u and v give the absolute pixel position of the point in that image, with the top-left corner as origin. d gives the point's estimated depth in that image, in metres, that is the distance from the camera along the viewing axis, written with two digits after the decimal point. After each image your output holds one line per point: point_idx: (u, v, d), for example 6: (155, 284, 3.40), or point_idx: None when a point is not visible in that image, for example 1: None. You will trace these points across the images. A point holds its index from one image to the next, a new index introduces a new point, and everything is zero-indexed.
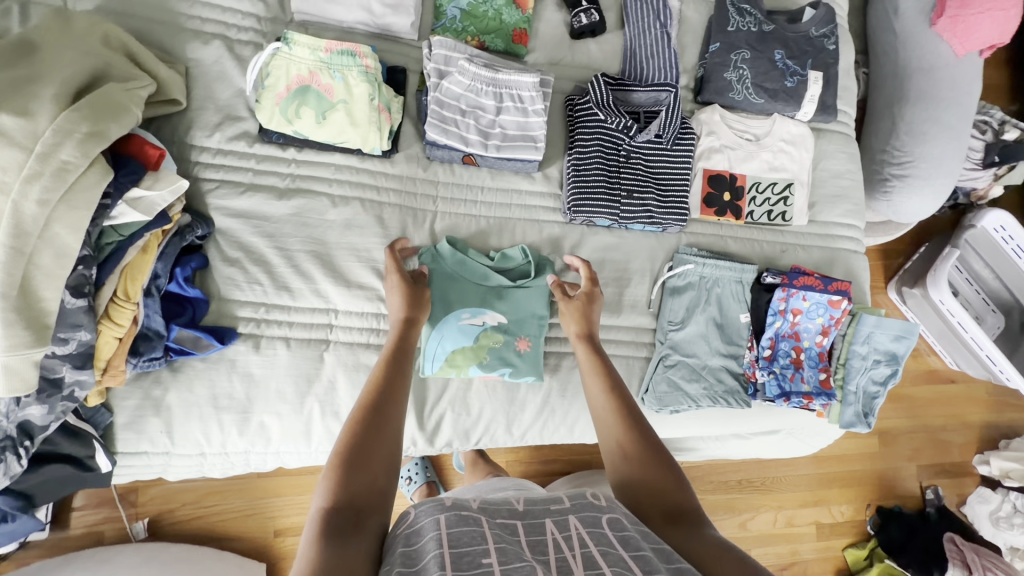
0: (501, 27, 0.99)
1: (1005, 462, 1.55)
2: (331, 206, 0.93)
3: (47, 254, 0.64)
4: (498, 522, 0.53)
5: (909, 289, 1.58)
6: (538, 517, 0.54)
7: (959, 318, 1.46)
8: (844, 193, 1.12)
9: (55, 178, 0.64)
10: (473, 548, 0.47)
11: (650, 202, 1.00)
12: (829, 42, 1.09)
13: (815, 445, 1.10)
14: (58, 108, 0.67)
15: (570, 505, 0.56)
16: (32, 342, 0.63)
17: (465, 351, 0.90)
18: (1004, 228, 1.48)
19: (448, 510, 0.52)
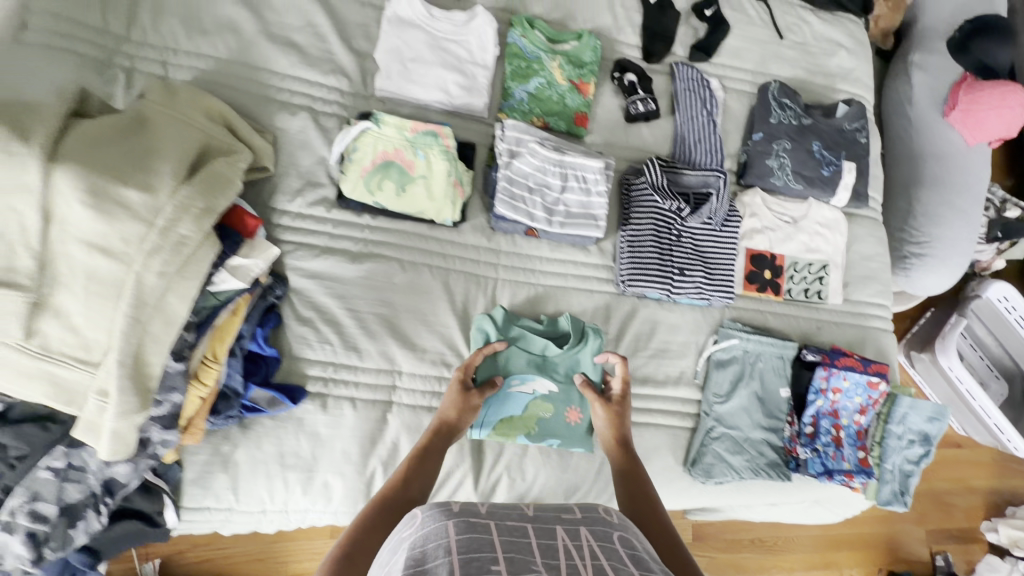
0: (564, 110, 1.07)
1: (1014, 530, 1.58)
2: (401, 271, 0.97)
3: (158, 322, 0.68)
4: (508, 526, 0.51)
5: (918, 354, 1.63)
6: (549, 522, 0.53)
7: (968, 386, 1.51)
8: (874, 275, 1.19)
9: (174, 252, 0.68)
10: (483, 554, 0.45)
11: (699, 278, 1.06)
12: (860, 135, 1.18)
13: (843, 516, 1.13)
14: (177, 182, 0.72)
15: (581, 517, 0.55)
16: (138, 407, 0.66)
17: (514, 420, 0.95)
18: (1008, 298, 1.55)
19: (455, 517, 0.50)
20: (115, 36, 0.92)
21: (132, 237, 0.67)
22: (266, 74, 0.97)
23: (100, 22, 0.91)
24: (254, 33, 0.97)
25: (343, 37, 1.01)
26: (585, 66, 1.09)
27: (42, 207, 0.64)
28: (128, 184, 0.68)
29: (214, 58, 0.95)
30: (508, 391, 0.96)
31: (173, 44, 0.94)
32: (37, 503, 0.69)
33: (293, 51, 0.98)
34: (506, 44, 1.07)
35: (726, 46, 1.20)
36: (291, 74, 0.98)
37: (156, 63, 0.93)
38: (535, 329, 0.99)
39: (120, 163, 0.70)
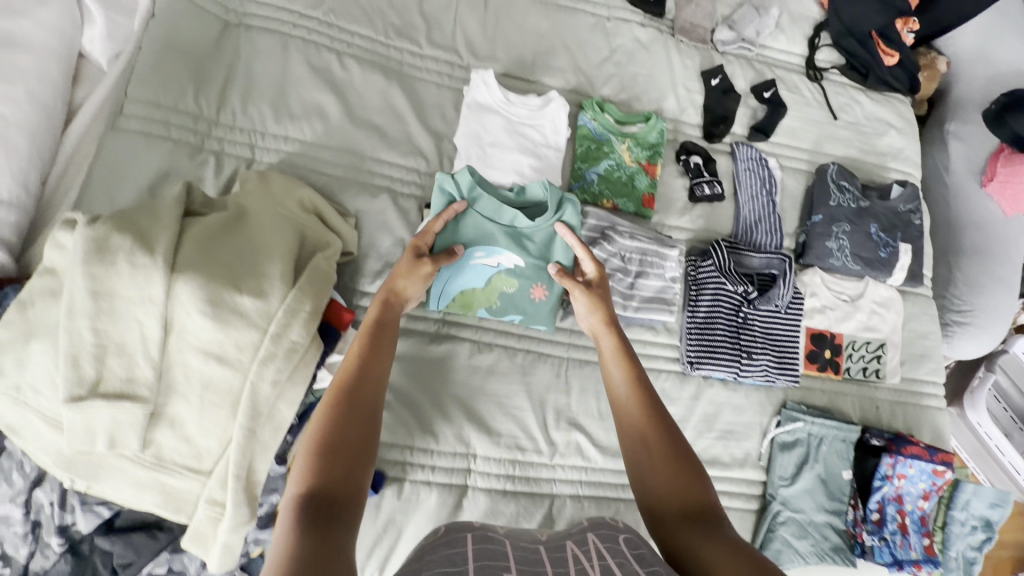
0: (632, 192, 1.09)
1: None
2: (476, 352, 0.98)
3: (268, 429, 0.68)
4: (520, 544, 0.61)
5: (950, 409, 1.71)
6: (560, 540, 0.62)
7: (996, 442, 1.58)
8: (929, 352, 1.21)
9: (286, 359, 0.69)
10: (496, 562, 0.54)
11: (763, 359, 1.08)
12: (915, 216, 1.21)
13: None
14: (286, 286, 0.73)
15: (588, 525, 0.65)
16: (248, 516, 0.67)
17: (476, 291, 0.96)
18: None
19: (472, 532, 0.61)
20: (206, 120, 0.94)
21: (246, 344, 0.68)
22: (348, 157, 0.99)
23: (192, 107, 0.93)
24: (339, 116, 0.99)
25: (423, 119, 1.04)
26: (652, 147, 1.11)
27: (164, 317, 0.65)
28: (242, 292, 0.69)
29: (300, 140, 0.97)
30: (470, 262, 0.95)
31: (261, 127, 0.96)
32: None
33: (375, 133, 1.01)
34: (577, 125, 1.10)
35: (784, 125, 1.23)
36: (371, 155, 1.00)
37: (244, 146, 0.95)
38: (502, 196, 0.97)
39: (232, 268, 0.71)
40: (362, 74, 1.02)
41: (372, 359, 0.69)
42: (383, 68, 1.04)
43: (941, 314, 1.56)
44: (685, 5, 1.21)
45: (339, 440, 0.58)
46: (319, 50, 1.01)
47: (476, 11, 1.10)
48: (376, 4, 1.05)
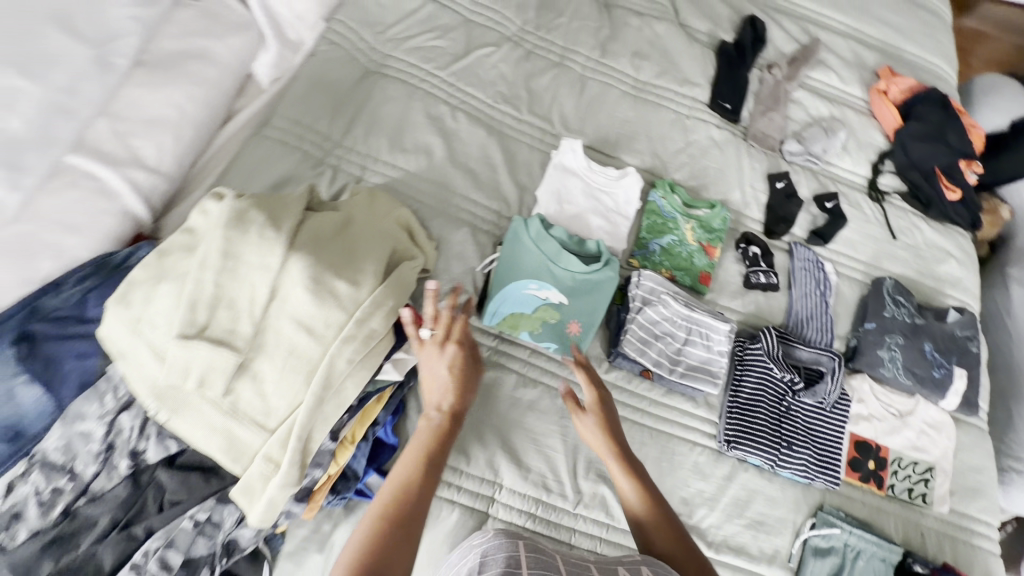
0: (690, 267, 1.16)
1: None
2: (519, 385, 1.02)
3: (331, 403, 0.74)
4: (570, 560, 0.67)
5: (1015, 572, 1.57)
6: (612, 564, 0.67)
7: None
8: (982, 488, 1.15)
9: (362, 343, 0.77)
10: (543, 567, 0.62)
11: (804, 454, 1.06)
12: (972, 343, 1.21)
13: None
14: (375, 282, 0.82)
15: (639, 558, 0.70)
16: (297, 480, 0.71)
17: (522, 316, 1.00)
18: None
19: (523, 541, 0.67)
20: (332, 141, 1.10)
21: (333, 323, 0.76)
22: (442, 191, 1.12)
23: (324, 129, 1.11)
24: (442, 156, 1.14)
25: (511, 170, 1.17)
26: (714, 232, 1.20)
27: (273, 284, 0.75)
28: (341, 278, 0.79)
29: (404, 170, 1.12)
30: (522, 289, 1.00)
31: (374, 154, 1.11)
32: (167, 551, 0.71)
33: (469, 176, 1.14)
34: (646, 200, 1.20)
35: (843, 235, 1.29)
36: (462, 193, 1.13)
37: (357, 166, 1.10)
38: (561, 238, 1.05)
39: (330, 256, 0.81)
40: (468, 127, 1.18)
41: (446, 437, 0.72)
42: (486, 125, 1.20)
43: (999, 459, 1.48)
44: (758, 117, 1.35)
45: (412, 503, 0.63)
46: (437, 103, 1.19)
47: (573, 94, 1.28)
48: (491, 76, 1.24)
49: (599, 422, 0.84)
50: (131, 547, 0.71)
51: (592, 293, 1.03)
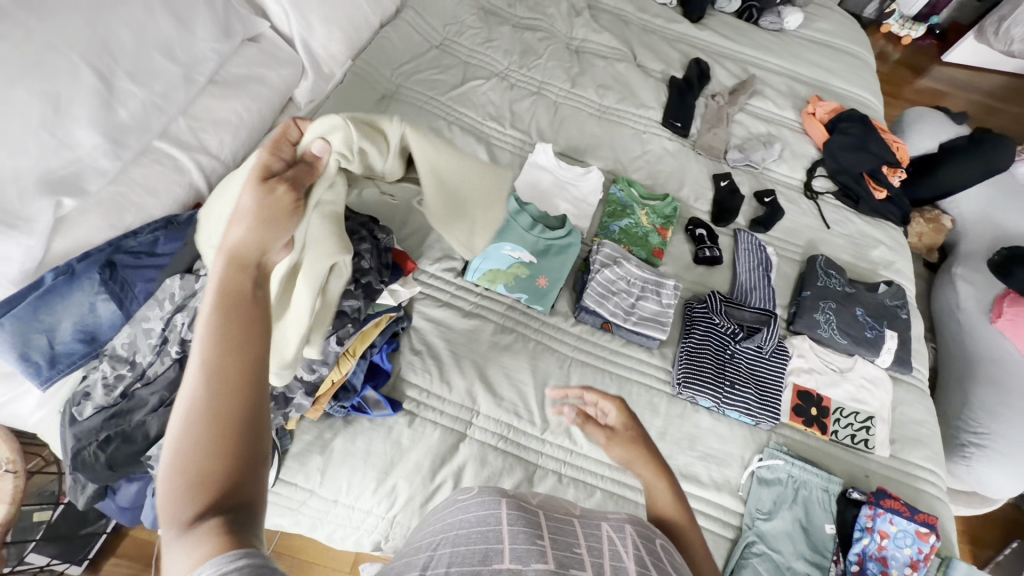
0: (645, 244, 1.37)
1: None
2: (496, 331, 1.20)
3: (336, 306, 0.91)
4: (553, 515, 0.67)
5: None
6: (596, 521, 0.69)
7: None
8: (923, 439, 1.25)
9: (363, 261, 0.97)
10: (528, 528, 0.60)
11: (748, 396, 1.19)
12: (901, 311, 1.37)
13: None
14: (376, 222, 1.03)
15: (628, 517, 0.73)
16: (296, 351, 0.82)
17: (498, 272, 1.20)
18: None
19: (508, 499, 0.66)
20: None
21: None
22: None
23: None
24: None
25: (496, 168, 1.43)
26: (666, 217, 1.42)
27: None
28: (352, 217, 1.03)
29: None
30: (499, 250, 1.21)
31: None
32: None
33: None
34: (608, 193, 1.45)
35: (782, 225, 1.51)
36: None
37: None
38: (532, 212, 1.28)
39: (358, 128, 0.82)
40: (461, 136, 1.46)
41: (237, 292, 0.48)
42: (476, 135, 1.49)
43: (959, 436, 1.56)
44: (705, 133, 1.62)
45: (236, 391, 0.44)
46: (437, 119, 1.48)
47: (549, 114, 1.57)
48: (482, 100, 1.55)
49: (621, 435, 0.88)
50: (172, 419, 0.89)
51: (558, 254, 1.23)
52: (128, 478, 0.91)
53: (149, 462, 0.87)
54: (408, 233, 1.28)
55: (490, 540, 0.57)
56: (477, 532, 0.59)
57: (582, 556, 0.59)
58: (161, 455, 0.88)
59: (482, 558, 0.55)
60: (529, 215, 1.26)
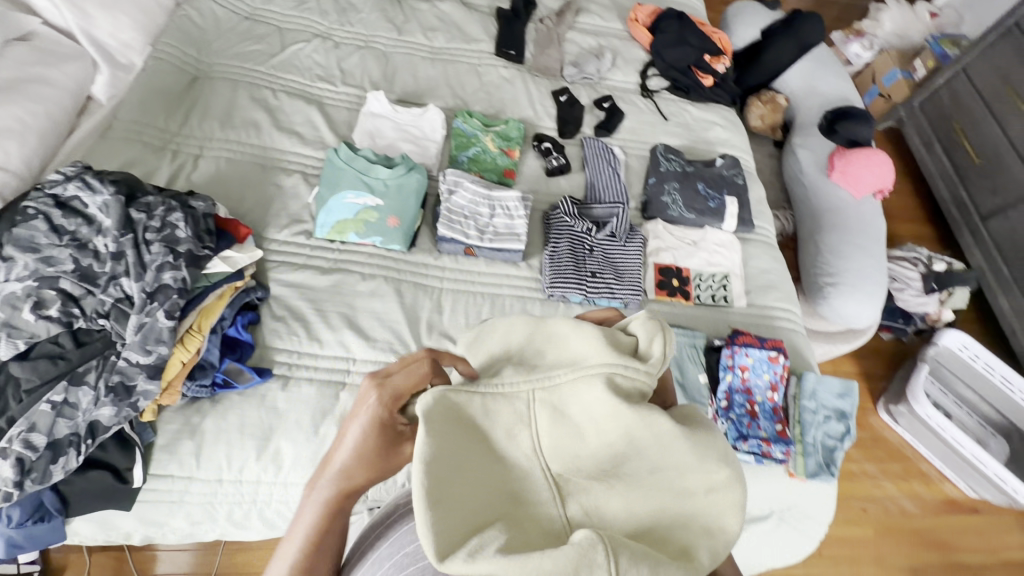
0: (495, 167, 1.40)
1: None
2: (361, 280, 1.19)
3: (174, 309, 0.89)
4: None
5: (897, 408, 2.02)
6: None
7: (952, 435, 1.87)
8: (775, 284, 1.38)
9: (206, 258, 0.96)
10: None
11: (611, 282, 1.26)
12: (738, 179, 1.49)
13: (807, 532, 1.15)
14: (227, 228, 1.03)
15: None
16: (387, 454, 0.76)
17: (346, 222, 1.19)
18: (969, 346, 1.95)
19: None
20: (170, 132, 1.31)
21: (155, 220, 0.94)
22: (272, 151, 1.33)
23: (162, 124, 1.31)
24: (268, 125, 1.34)
25: (332, 126, 1.40)
26: (512, 139, 1.45)
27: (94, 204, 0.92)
28: (158, 191, 0.98)
29: (237, 142, 1.32)
30: (342, 201, 1.20)
31: (208, 134, 1.31)
32: (31, 433, 0.82)
33: (294, 135, 1.35)
34: (451, 127, 1.45)
35: (625, 126, 1.58)
36: (289, 150, 1.34)
37: (195, 147, 1.30)
38: (370, 157, 1.25)
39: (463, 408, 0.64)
40: (288, 100, 1.40)
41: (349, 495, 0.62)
42: (306, 98, 1.43)
43: (820, 281, 1.75)
44: (538, 56, 1.66)
45: None
46: (260, 89, 1.41)
47: (380, 64, 1.54)
48: (306, 64, 1.49)
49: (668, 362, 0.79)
50: None
51: (403, 191, 1.23)
52: None
53: None
54: (249, 207, 1.23)
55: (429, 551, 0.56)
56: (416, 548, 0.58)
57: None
58: None
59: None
60: (366, 159, 1.24)
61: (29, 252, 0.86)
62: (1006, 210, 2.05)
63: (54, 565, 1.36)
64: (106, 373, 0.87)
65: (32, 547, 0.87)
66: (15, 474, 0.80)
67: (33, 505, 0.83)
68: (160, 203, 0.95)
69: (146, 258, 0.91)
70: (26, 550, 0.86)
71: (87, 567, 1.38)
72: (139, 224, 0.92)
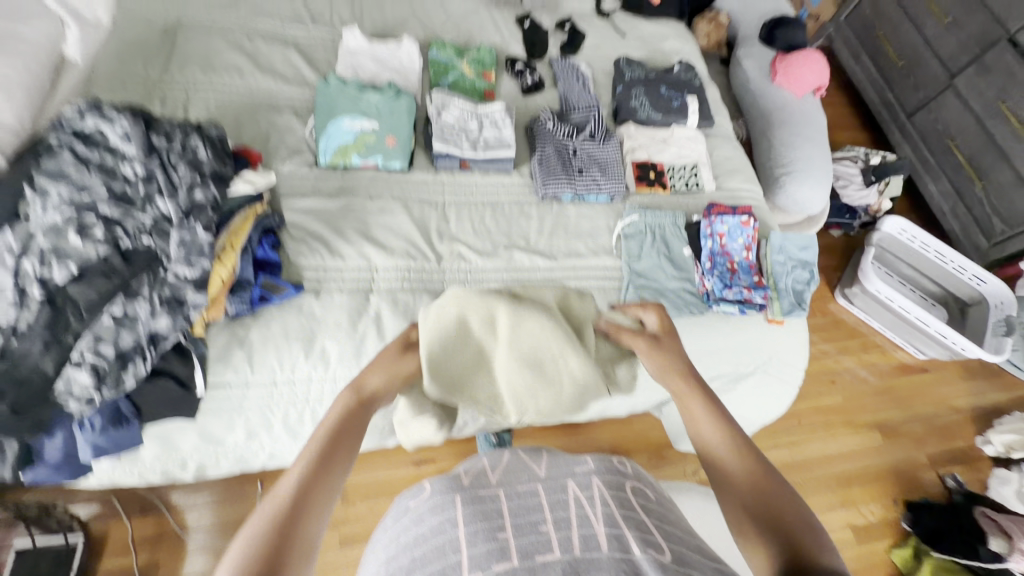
0: (475, 89, 1.49)
1: (1005, 437, 2.07)
2: (368, 199, 1.26)
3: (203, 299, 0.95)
4: (517, 490, 0.65)
5: (852, 290, 2.25)
6: (562, 479, 0.67)
7: (899, 303, 2.10)
8: (737, 169, 1.54)
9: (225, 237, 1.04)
10: (488, 526, 0.59)
11: (597, 178, 1.39)
12: (695, 80, 1.63)
13: (788, 379, 1.29)
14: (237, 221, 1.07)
15: (593, 467, 0.70)
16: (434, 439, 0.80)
17: (348, 146, 1.27)
18: (905, 228, 2.18)
19: (462, 494, 0.64)
20: (153, 79, 1.33)
21: (177, 145, 1.00)
22: (259, 92, 1.37)
23: (144, 75, 1.37)
24: (250, 68, 1.38)
25: (313, 66, 1.44)
26: (486, 62, 1.53)
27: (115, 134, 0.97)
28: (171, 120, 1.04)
29: (224, 86, 1.35)
30: (340, 126, 1.27)
31: (193, 82, 1.34)
32: (99, 345, 0.88)
33: (278, 77, 1.39)
34: (427, 58, 1.52)
35: (588, 44, 1.68)
36: (275, 90, 1.38)
37: (182, 93, 1.32)
38: (359, 85, 1.32)
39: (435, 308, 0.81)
40: (265, 45, 1.43)
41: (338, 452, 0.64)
42: (281, 42, 1.46)
43: (775, 174, 1.93)
44: None
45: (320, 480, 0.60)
46: (233, 34, 1.43)
47: (347, 5, 1.57)
48: (274, 9, 1.51)
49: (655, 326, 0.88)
50: (64, 352, 0.86)
51: (395, 113, 1.31)
52: (48, 433, 0.91)
53: (60, 400, 0.86)
54: (249, 142, 1.28)
55: (445, 555, 0.56)
56: (431, 550, 0.57)
57: (550, 535, 0.58)
58: (70, 387, 0.87)
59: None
60: (356, 87, 1.31)
61: (61, 183, 0.90)
62: (927, 105, 2.26)
63: (97, 535, 1.39)
64: (157, 287, 0.94)
65: (113, 454, 0.95)
66: (94, 380, 0.87)
67: (112, 411, 0.92)
68: (178, 129, 1.02)
69: (176, 180, 0.98)
70: (109, 456, 0.94)
71: (131, 534, 1.41)
72: (162, 149, 0.98)
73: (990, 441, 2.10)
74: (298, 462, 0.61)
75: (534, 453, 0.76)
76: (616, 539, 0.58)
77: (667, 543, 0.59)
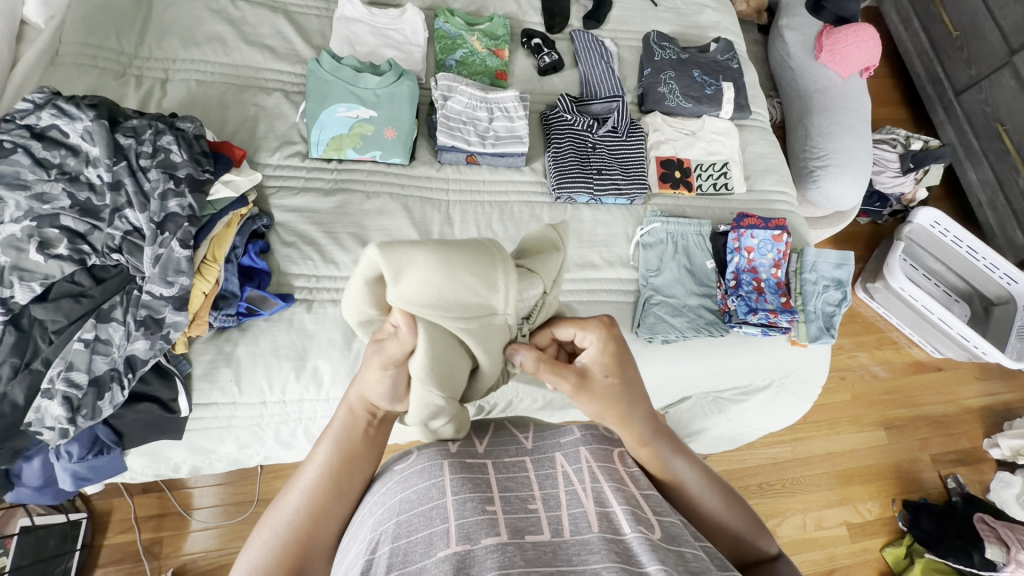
0: (486, 69, 1.33)
1: (1011, 441, 1.99)
2: (365, 197, 1.14)
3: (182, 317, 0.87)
4: (505, 462, 0.59)
5: (874, 285, 2.12)
6: (548, 452, 0.60)
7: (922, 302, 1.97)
8: (772, 168, 1.40)
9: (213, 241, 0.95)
10: (477, 495, 0.52)
11: (616, 177, 1.26)
12: (732, 63, 1.47)
13: (802, 394, 1.27)
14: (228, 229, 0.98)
15: (581, 437, 0.62)
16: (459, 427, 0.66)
17: (343, 138, 1.15)
18: (938, 221, 2.01)
19: (451, 461, 0.57)
20: (127, 55, 1.17)
21: (146, 145, 0.91)
22: (244, 69, 1.22)
23: (115, 45, 1.16)
24: (234, 39, 1.22)
25: (306, 39, 1.28)
26: (499, 37, 1.36)
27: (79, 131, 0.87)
28: (141, 115, 0.95)
29: (205, 62, 1.20)
30: (334, 115, 1.14)
31: (171, 55, 1.19)
32: (70, 372, 0.82)
33: (266, 50, 1.24)
34: (433, 30, 1.35)
35: (615, 15, 1.49)
36: (263, 66, 1.23)
37: (160, 71, 1.18)
38: (355, 66, 1.19)
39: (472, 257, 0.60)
40: (251, 10, 1.27)
41: (355, 462, 0.60)
42: (269, 6, 1.29)
43: (809, 166, 1.78)
44: None
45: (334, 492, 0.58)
46: None
47: None
48: None
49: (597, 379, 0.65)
50: (35, 380, 0.81)
51: (393, 99, 1.18)
52: (26, 458, 0.87)
53: (32, 430, 0.80)
54: (233, 131, 1.15)
55: (431, 522, 0.49)
56: (418, 517, 0.50)
57: (540, 514, 0.52)
58: (42, 418, 0.80)
59: (424, 548, 0.47)
60: (352, 68, 1.18)
61: (17, 190, 0.82)
62: (979, 83, 2.04)
63: (100, 510, 1.30)
64: (132, 308, 0.86)
65: (96, 477, 0.92)
66: (66, 412, 0.80)
67: (90, 439, 0.87)
68: (147, 126, 0.92)
69: (146, 186, 0.89)
70: (92, 480, 0.91)
71: (133, 510, 1.31)
72: (129, 151, 0.89)
73: (998, 444, 2.03)
74: (314, 459, 0.60)
75: (523, 425, 0.68)
76: (607, 519, 0.51)
77: (658, 520, 0.52)
